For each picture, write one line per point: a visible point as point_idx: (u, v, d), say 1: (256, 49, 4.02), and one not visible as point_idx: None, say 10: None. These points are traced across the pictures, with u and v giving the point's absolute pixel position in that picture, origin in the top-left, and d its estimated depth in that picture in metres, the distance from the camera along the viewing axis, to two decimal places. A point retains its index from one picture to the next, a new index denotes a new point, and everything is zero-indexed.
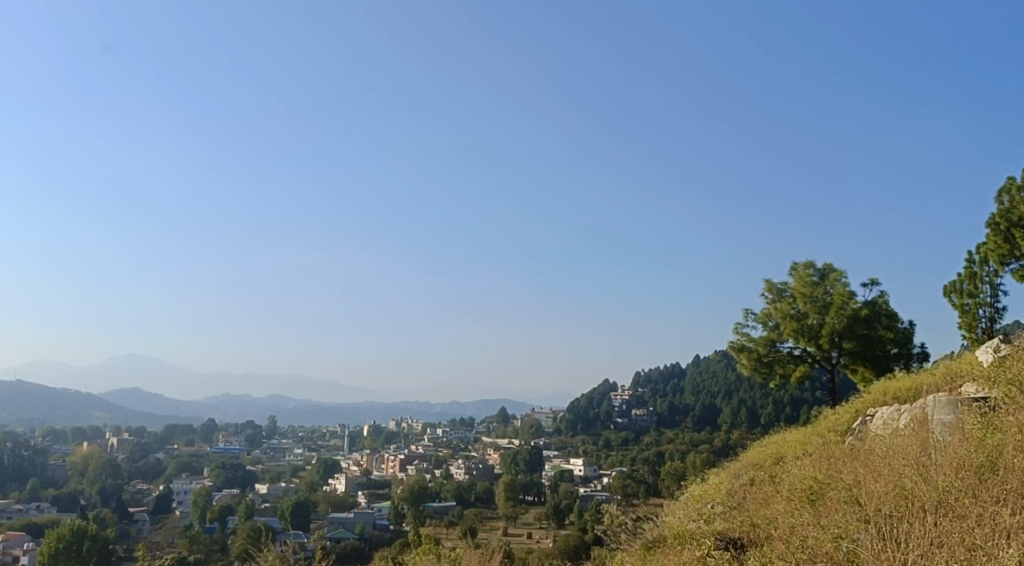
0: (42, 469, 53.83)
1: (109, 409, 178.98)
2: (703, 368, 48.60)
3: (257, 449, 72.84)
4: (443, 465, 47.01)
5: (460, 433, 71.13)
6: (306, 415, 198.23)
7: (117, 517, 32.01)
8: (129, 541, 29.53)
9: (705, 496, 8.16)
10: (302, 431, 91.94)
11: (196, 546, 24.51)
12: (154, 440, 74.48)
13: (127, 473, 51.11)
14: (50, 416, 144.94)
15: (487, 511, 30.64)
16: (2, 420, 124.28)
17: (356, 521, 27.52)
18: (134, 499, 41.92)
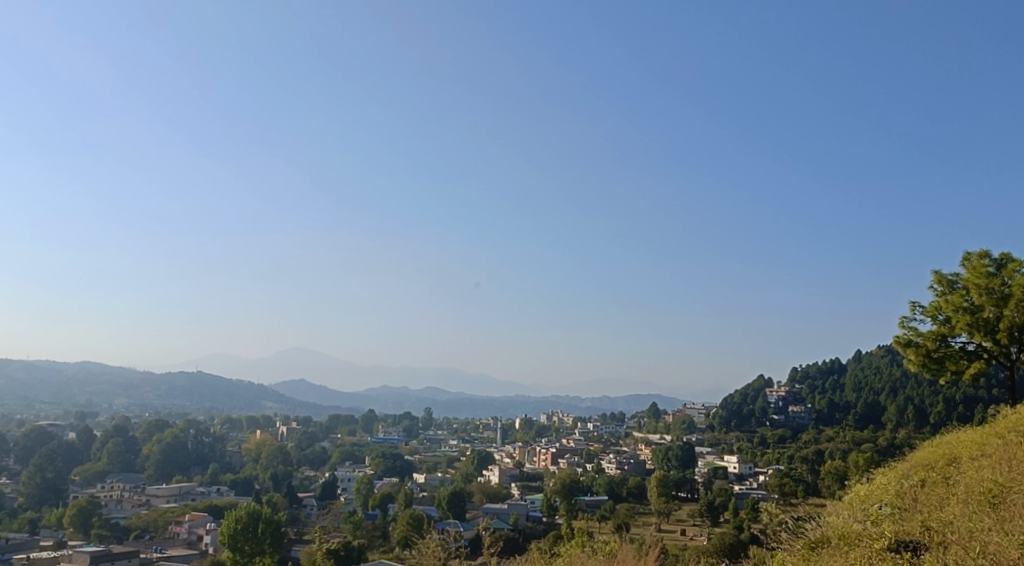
0: (221, 454, 58.54)
1: (278, 400, 191.71)
2: (865, 364, 46.17)
3: (414, 439, 75.83)
4: (593, 458, 47.27)
5: (611, 428, 71.08)
6: (459, 408, 204.06)
7: (289, 502, 34.45)
8: (300, 525, 31.68)
9: (872, 497, 7.84)
10: (457, 424, 94.70)
11: (360, 531, 25.93)
12: (321, 430, 79.12)
13: (296, 461, 54.78)
14: (227, 404, 157.02)
15: (640, 506, 30.62)
16: (187, 408, 135.91)
17: (511, 512, 28.26)
18: (302, 485, 44.93)
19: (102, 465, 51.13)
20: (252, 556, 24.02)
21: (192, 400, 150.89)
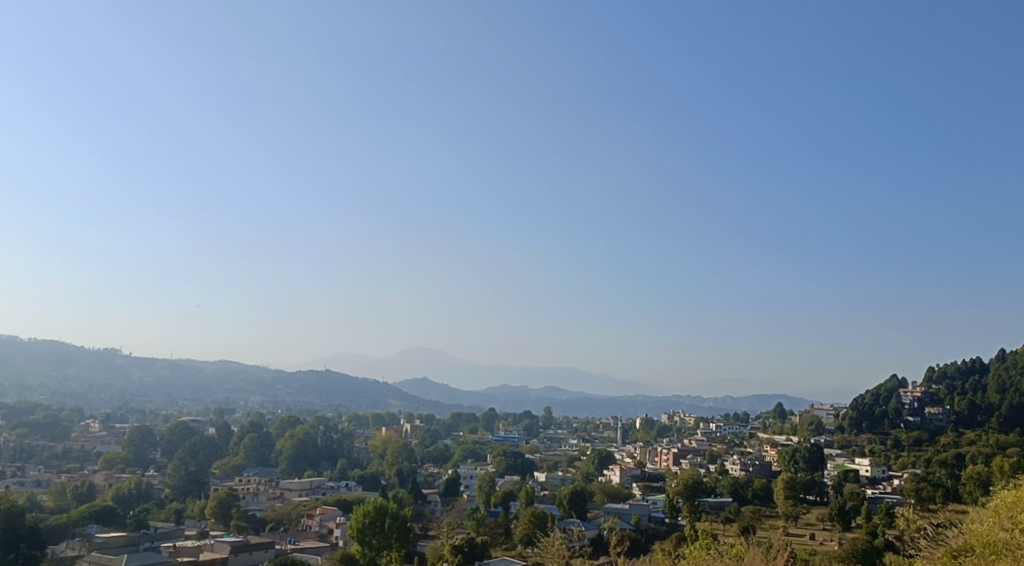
0: (349, 451, 60.90)
1: (401, 398, 197.22)
2: (1011, 364, 43.19)
3: (534, 438, 76.55)
4: (717, 459, 46.26)
5: (734, 429, 69.38)
6: (577, 407, 203.89)
7: (413, 497, 35.51)
8: (426, 520, 32.62)
9: (1019, 504, 7.45)
10: (577, 424, 94.67)
11: (483, 528, 26.45)
12: (444, 428, 81.02)
13: (420, 457, 56.44)
14: (353, 401, 163.09)
15: (766, 510, 29.83)
16: (317, 405, 141.94)
17: (633, 512, 28.12)
18: (427, 482, 46.18)
19: (240, 459, 54.18)
20: (380, 549, 24.92)
21: (320, 398, 157.65)
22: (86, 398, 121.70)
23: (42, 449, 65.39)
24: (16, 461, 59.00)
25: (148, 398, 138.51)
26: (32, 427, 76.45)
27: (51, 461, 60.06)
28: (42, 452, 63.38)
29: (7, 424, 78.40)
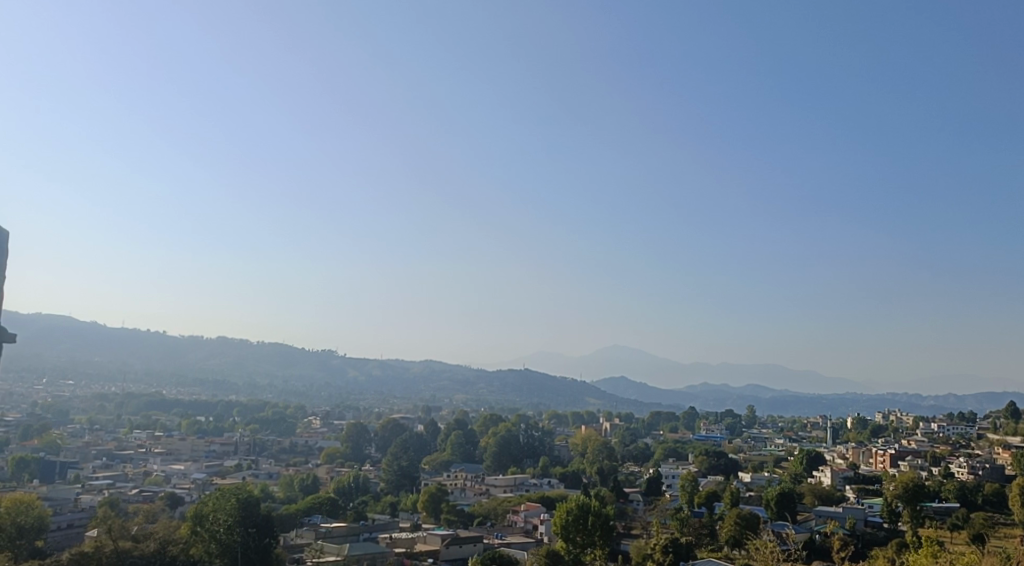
0: (550, 448, 62.07)
1: (600, 396, 197.90)
2: None
3: (737, 437, 74.27)
4: (941, 462, 42.61)
5: (962, 428, 63.57)
6: (783, 407, 195.20)
7: (615, 496, 35.65)
8: (629, 519, 32.75)
9: None
10: (783, 423, 90.62)
11: (686, 529, 26.18)
12: (643, 427, 80.49)
13: (621, 456, 56.43)
14: (553, 400, 165.76)
15: (1001, 518, 27.26)
16: (516, 403, 145.66)
17: (846, 517, 26.74)
18: (628, 481, 46.12)
19: (447, 455, 56.94)
20: (583, 547, 25.32)
21: (521, 398, 161.61)
22: (309, 396, 132.37)
23: (274, 443, 72.17)
24: (254, 455, 65.53)
25: (362, 397, 148.73)
26: (265, 424, 84.42)
27: (282, 455, 66.14)
28: (275, 446, 69.97)
29: (245, 420, 87.13)
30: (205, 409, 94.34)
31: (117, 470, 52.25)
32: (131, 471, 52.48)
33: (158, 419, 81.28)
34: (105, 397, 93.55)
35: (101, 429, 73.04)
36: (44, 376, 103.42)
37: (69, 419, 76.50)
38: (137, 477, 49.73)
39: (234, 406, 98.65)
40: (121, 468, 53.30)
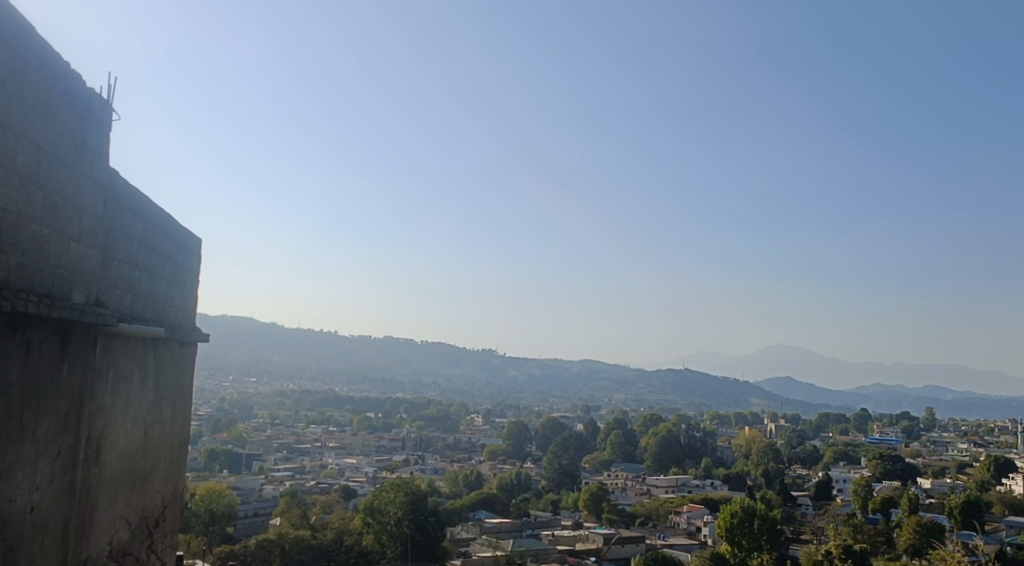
0: (713, 450, 60.81)
1: (764, 396, 190.78)
2: None
3: (916, 441, 69.65)
4: None
5: None
6: (970, 409, 180.58)
7: (782, 499, 34.47)
8: (797, 523, 31.56)
9: None
10: (970, 427, 83.94)
11: (860, 536, 24.88)
12: (811, 429, 77.03)
13: (788, 459, 54.37)
14: (715, 400, 161.85)
15: None
16: (675, 402, 143.42)
17: None
18: (796, 484, 44.39)
19: (607, 454, 57.08)
20: (750, 550, 24.60)
21: (681, 397, 158.98)
22: (471, 395, 136.30)
23: (439, 440, 75.01)
24: (420, 450, 68.54)
25: (522, 396, 151.33)
26: (430, 421, 87.89)
27: (446, 451, 68.57)
28: (439, 443, 72.68)
29: (411, 417, 91.08)
30: (374, 406, 99.42)
31: (297, 463, 56.11)
32: (309, 463, 56.28)
33: (332, 416, 86.49)
34: (285, 394, 100.50)
35: (282, 424, 78.73)
36: (232, 374, 112.80)
37: (254, 414, 82.96)
38: (314, 469, 53.26)
39: (401, 402, 103.39)
40: (300, 461, 57.20)
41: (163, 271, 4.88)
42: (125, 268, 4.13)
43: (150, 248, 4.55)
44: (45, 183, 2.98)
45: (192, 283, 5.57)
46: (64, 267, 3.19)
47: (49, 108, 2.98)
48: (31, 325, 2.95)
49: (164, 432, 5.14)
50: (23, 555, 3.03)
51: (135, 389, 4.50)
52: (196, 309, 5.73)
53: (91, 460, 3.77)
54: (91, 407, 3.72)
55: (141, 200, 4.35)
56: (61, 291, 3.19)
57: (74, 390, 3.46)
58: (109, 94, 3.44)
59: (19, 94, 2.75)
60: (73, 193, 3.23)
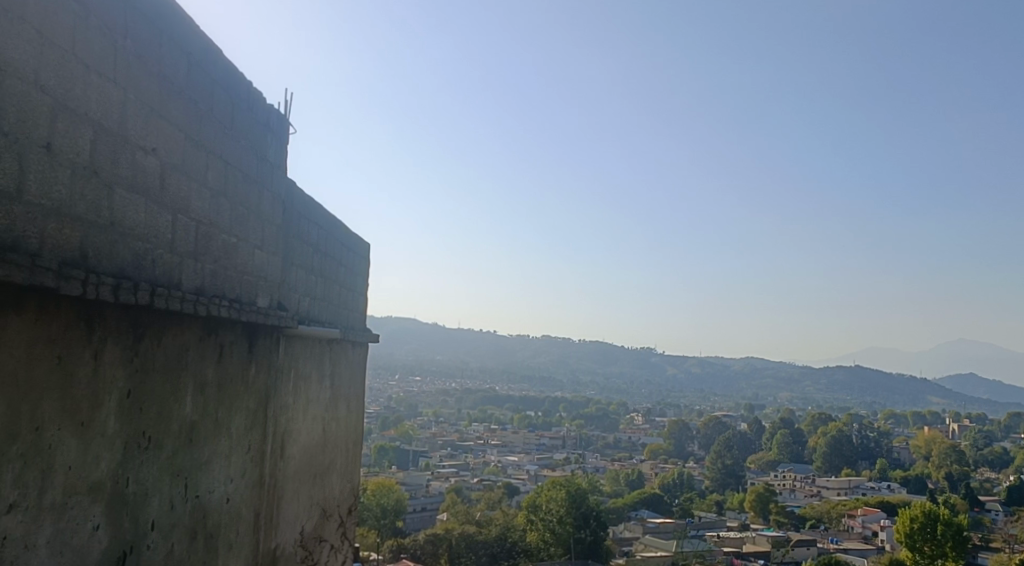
0: (888, 451, 57.18)
1: (948, 395, 177.15)
2: None
3: None
4: None
5: None
6: None
7: (969, 504, 31.97)
8: (986, 531, 29.20)
9: None
10: None
11: None
12: (1002, 429, 70.73)
13: (975, 462, 50.25)
14: (890, 399, 152.11)
15: None
16: (845, 401, 136.10)
17: None
18: (983, 489, 41.02)
19: (773, 455, 55.03)
20: (934, 557, 23.02)
21: (852, 396, 150.64)
22: (630, 394, 135.21)
23: (599, 439, 75.04)
24: (579, 448, 68.89)
25: (681, 394, 148.49)
26: (589, 420, 88.00)
27: (605, 450, 68.51)
28: (599, 441, 72.78)
29: (570, 416, 91.55)
30: (534, 404, 100.92)
31: (461, 460, 57.87)
32: (472, 460, 57.89)
33: (493, 414, 88.46)
34: (447, 393, 103.83)
35: (446, 422, 81.47)
36: (398, 374, 117.82)
37: (420, 412, 86.25)
38: (477, 467, 54.72)
39: (559, 401, 104.31)
40: (464, 458, 58.95)
41: (336, 275, 5.18)
42: (301, 274, 4.42)
43: (324, 253, 4.86)
44: (232, 192, 3.25)
45: (363, 286, 5.88)
46: (250, 270, 3.48)
47: (236, 124, 3.25)
48: (223, 326, 3.23)
49: (341, 428, 5.47)
50: (221, 544, 3.32)
51: (314, 386, 4.83)
52: (366, 309, 6.05)
53: (276, 453, 4.07)
54: (276, 406, 4.03)
55: (318, 208, 4.66)
56: (248, 296, 3.48)
57: (261, 388, 3.76)
58: (287, 108, 3.72)
59: (210, 112, 3.00)
60: (255, 199, 3.51)
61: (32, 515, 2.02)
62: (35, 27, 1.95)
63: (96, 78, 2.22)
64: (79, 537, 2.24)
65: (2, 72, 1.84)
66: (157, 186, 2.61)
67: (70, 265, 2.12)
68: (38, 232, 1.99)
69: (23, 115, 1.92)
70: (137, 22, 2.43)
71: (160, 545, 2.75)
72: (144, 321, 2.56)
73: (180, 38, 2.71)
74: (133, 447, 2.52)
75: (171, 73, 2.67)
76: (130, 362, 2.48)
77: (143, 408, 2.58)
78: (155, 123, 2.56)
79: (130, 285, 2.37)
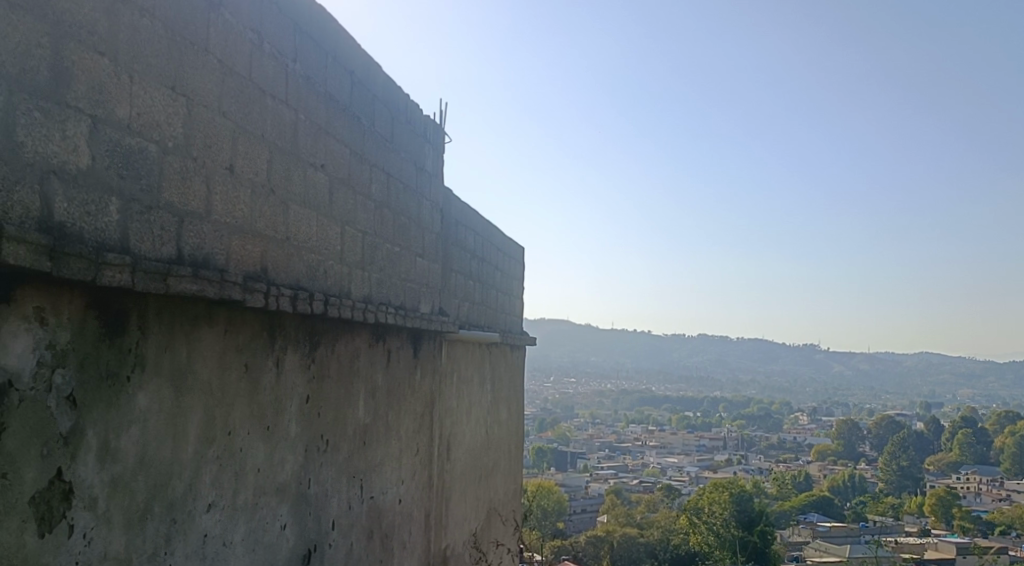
0: None
1: None
2: None
3: None
4: None
5: None
6: None
7: None
8: None
9: None
10: None
11: None
12: None
13: None
14: None
15: None
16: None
17: None
18: None
19: (955, 457, 51.20)
20: None
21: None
22: (794, 393, 129.92)
23: (762, 439, 72.53)
24: (741, 449, 66.92)
25: (850, 392, 140.98)
26: (751, 420, 85.27)
27: (769, 450, 66.10)
28: (762, 442, 70.27)
29: (731, 417, 89.07)
30: (692, 404, 98.96)
31: (619, 461, 57.68)
32: (631, 462, 57.54)
33: (651, 415, 87.59)
34: (603, 393, 103.85)
35: (603, 423, 81.47)
36: (554, 375, 119.09)
37: (576, 413, 86.74)
38: (636, 468, 54.37)
39: (718, 401, 101.66)
40: (622, 460, 58.75)
41: (493, 281, 5.26)
42: (460, 277, 4.52)
43: (481, 258, 4.94)
44: (394, 203, 3.36)
45: (518, 290, 5.92)
46: (412, 278, 3.59)
47: (396, 136, 3.36)
48: (389, 333, 3.34)
49: (502, 430, 5.51)
50: (396, 544, 3.44)
51: (476, 392, 4.92)
52: (523, 312, 6.09)
53: (444, 455, 4.19)
54: (442, 409, 4.14)
55: (473, 215, 4.76)
56: (412, 302, 3.60)
57: (426, 393, 3.87)
58: (442, 116, 3.80)
59: (372, 130, 3.11)
60: (415, 211, 3.61)
61: (229, 513, 2.16)
62: (216, 53, 2.07)
63: (273, 102, 2.35)
64: (270, 535, 2.37)
65: (190, 104, 1.97)
66: (327, 201, 2.73)
67: (252, 278, 2.24)
68: (225, 253, 2.12)
69: (210, 142, 2.06)
70: (306, 49, 2.55)
71: (341, 542, 2.87)
72: (321, 328, 2.69)
73: (343, 56, 2.83)
74: (314, 450, 2.65)
75: (336, 91, 2.79)
76: (308, 367, 2.62)
77: (321, 413, 2.70)
78: (323, 138, 2.68)
79: (306, 295, 2.50)
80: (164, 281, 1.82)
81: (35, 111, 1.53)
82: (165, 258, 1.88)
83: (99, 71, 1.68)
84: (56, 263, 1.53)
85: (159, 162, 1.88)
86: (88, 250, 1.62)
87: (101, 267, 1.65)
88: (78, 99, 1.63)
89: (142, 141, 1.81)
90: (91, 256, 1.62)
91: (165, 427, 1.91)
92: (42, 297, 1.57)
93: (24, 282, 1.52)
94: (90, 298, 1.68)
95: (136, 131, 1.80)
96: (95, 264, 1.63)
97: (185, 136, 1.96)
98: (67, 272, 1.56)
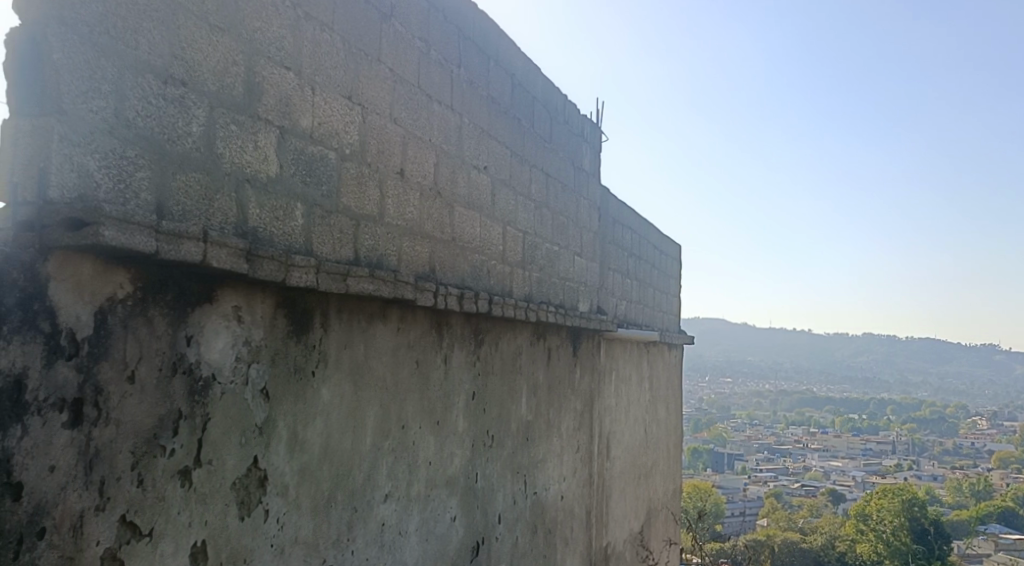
0: None
1: None
2: None
3: None
4: None
5: None
6: None
7: None
8: None
9: None
10: None
11: None
12: None
13: None
14: None
15: None
16: None
17: None
18: None
19: None
20: None
21: None
22: (973, 394, 120.43)
23: (937, 444, 67.69)
24: (913, 454, 62.81)
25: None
26: (925, 423, 79.79)
27: (945, 456, 61.55)
28: (937, 447, 65.61)
29: (901, 419, 83.77)
30: (857, 406, 93.81)
31: (778, 463, 55.56)
32: (791, 464, 55.29)
33: (812, 417, 83.78)
34: (760, 393, 100.45)
35: (762, 424, 78.75)
36: (708, 374, 116.34)
37: (733, 413, 84.35)
38: (796, 470, 52.24)
39: (887, 403, 95.83)
40: (781, 462, 56.53)
41: (650, 278, 5.19)
42: (617, 276, 4.48)
43: (638, 256, 4.88)
44: (552, 203, 3.39)
45: (674, 288, 5.82)
46: (571, 277, 3.61)
47: (553, 136, 3.38)
48: (550, 331, 3.37)
49: (661, 429, 5.43)
50: (558, 540, 3.46)
51: (635, 388, 4.88)
52: (680, 310, 5.97)
53: (604, 452, 4.18)
54: (601, 408, 4.14)
55: (630, 213, 4.71)
56: (571, 301, 3.61)
57: (586, 391, 3.87)
58: (598, 115, 3.79)
59: (531, 130, 3.14)
60: (574, 209, 3.62)
61: (403, 503, 2.24)
62: (389, 63, 2.16)
63: (437, 107, 2.42)
64: (441, 527, 2.45)
65: (363, 109, 2.07)
66: (490, 203, 2.79)
67: (421, 278, 2.32)
68: (396, 255, 2.21)
69: (381, 147, 2.14)
70: (468, 53, 2.62)
71: (507, 536, 2.92)
72: (485, 327, 2.75)
73: (504, 58, 2.88)
74: (479, 446, 2.71)
75: (498, 94, 2.84)
76: (473, 365, 2.67)
77: (485, 409, 2.76)
78: (485, 141, 2.74)
79: (472, 295, 2.56)
80: (343, 281, 1.92)
81: (232, 122, 1.65)
82: (342, 260, 1.98)
83: (286, 84, 1.79)
84: (254, 264, 1.65)
85: (338, 167, 1.98)
86: (278, 252, 1.73)
87: (289, 268, 1.75)
88: (269, 113, 1.74)
89: (321, 148, 1.92)
90: (281, 258, 1.73)
91: (344, 420, 2.00)
92: (239, 297, 1.69)
93: (225, 281, 1.65)
94: (281, 297, 1.79)
95: (317, 140, 1.90)
96: (284, 264, 1.73)
97: (360, 143, 2.06)
98: (261, 273, 1.67)
